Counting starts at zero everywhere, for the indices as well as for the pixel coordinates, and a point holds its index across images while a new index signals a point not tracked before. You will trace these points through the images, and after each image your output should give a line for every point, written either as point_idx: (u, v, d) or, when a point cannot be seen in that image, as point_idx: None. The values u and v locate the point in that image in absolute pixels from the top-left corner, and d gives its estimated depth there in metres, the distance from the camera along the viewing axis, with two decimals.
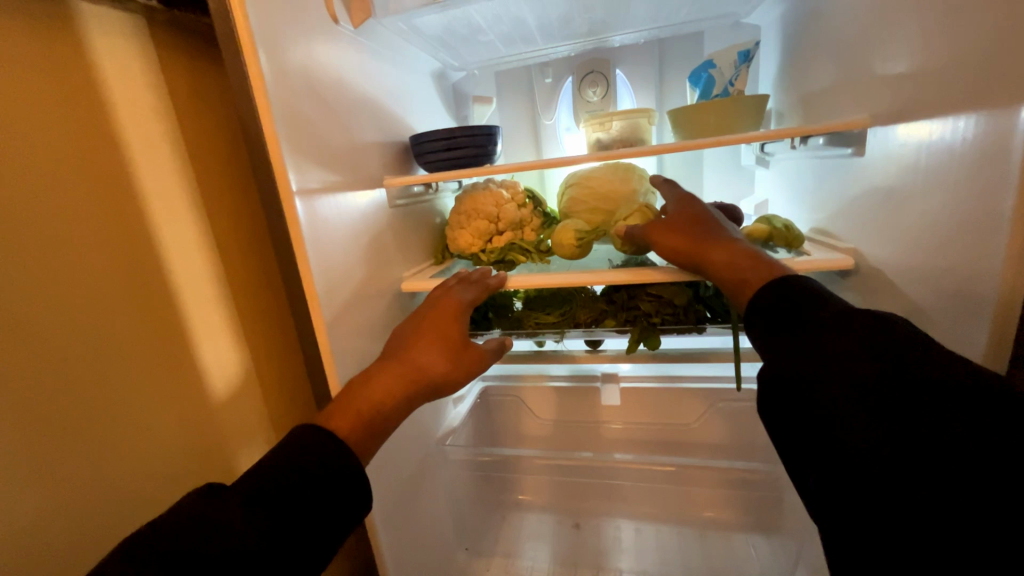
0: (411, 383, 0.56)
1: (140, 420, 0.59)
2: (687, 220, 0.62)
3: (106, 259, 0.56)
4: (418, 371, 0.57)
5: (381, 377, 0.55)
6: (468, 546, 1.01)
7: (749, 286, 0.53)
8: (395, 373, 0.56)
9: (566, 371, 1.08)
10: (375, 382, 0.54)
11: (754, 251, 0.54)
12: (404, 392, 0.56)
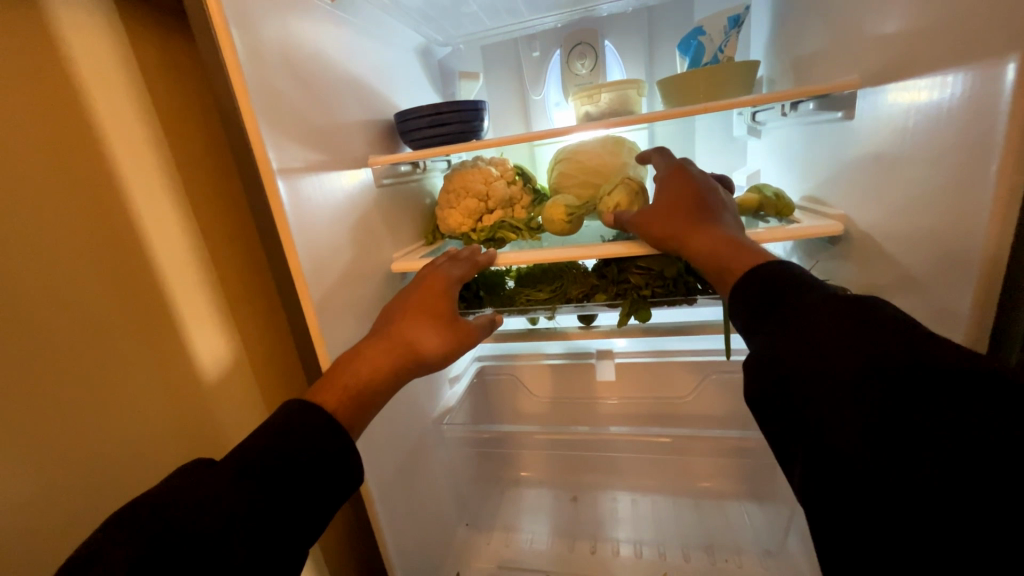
0: (399, 358, 0.56)
1: (127, 406, 0.60)
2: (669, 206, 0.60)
3: (86, 244, 0.56)
4: (406, 346, 0.57)
5: (369, 352, 0.55)
6: (469, 522, 1.04)
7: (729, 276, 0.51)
8: (383, 348, 0.56)
9: (561, 349, 1.08)
10: (362, 356, 0.55)
11: (732, 239, 0.52)
12: (391, 367, 0.55)
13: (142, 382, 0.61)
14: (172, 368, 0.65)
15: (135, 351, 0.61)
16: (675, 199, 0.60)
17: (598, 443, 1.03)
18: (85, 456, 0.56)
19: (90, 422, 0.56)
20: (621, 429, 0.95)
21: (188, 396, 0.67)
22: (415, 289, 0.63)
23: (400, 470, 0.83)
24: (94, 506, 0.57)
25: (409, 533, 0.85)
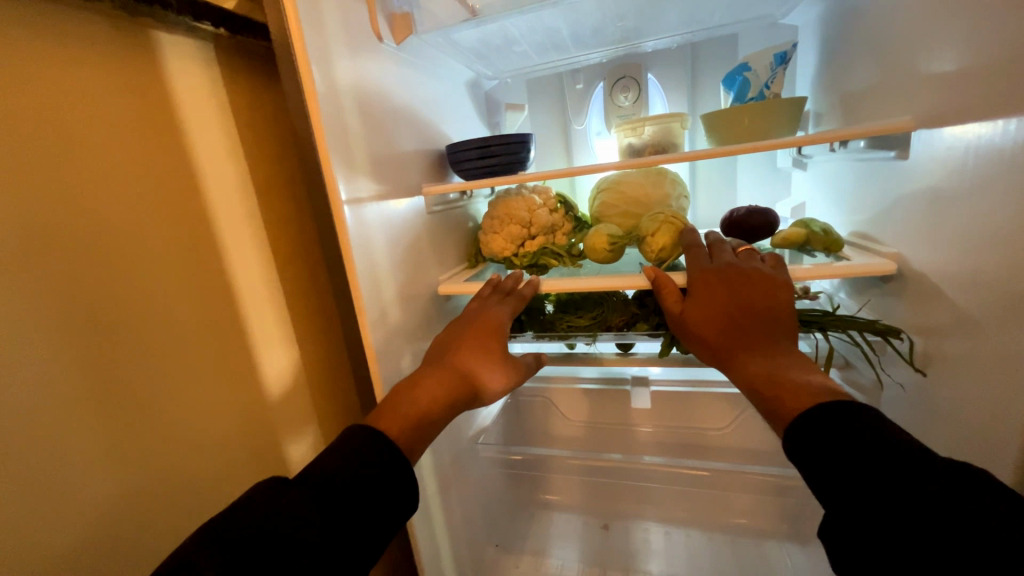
0: (455, 388, 0.61)
1: (202, 417, 0.65)
2: (706, 315, 0.58)
3: (177, 262, 0.62)
4: (460, 376, 0.62)
5: (426, 382, 0.60)
6: (498, 543, 1.04)
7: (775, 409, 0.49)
8: (439, 377, 0.60)
9: (595, 373, 1.10)
10: (421, 386, 0.59)
11: (769, 380, 0.50)
12: (449, 398, 0.60)
13: (213, 396, 0.67)
14: (239, 380, 0.70)
15: (210, 367, 0.66)
16: (712, 301, 0.58)
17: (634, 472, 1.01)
18: (167, 467, 0.60)
19: (171, 433, 0.61)
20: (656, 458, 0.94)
21: (250, 407, 0.72)
22: (466, 324, 0.67)
23: (435, 488, 0.85)
24: (173, 515, 0.61)
25: (440, 549, 0.87)
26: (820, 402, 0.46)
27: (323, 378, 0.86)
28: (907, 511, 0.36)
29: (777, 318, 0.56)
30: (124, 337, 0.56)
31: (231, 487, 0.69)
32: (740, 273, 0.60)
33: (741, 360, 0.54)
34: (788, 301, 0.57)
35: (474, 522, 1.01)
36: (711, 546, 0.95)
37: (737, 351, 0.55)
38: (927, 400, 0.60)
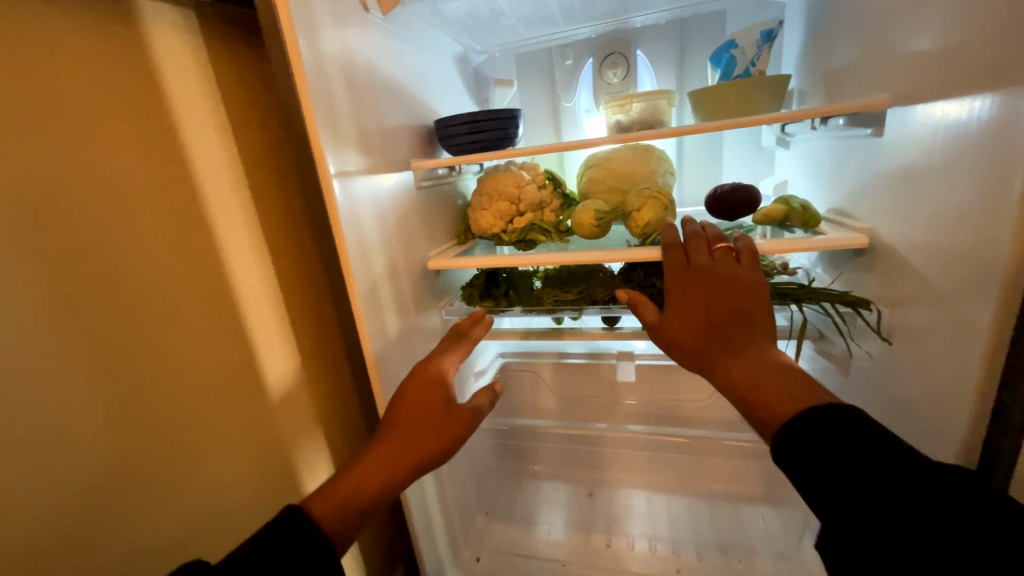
0: (394, 462, 0.60)
1: (198, 390, 0.66)
2: (684, 321, 0.58)
3: (169, 234, 0.63)
4: (398, 447, 0.60)
5: (362, 466, 0.59)
6: (488, 511, 1.07)
7: (762, 409, 0.48)
8: (375, 461, 0.59)
9: (582, 349, 1.09)
10: (355, 468, 0.58)
11: (752, 380, 0.49)
12: (392, 475, 0.59)
13: (207, 370, 0.68)
14: (233, 354, 0.72)
15: (203, 342, 0.67)
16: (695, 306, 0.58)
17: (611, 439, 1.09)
18: (165, 438, 0.62)
19: (168, 406, 0.62)
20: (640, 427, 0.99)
21: (246, 380, 0.74)
22: (421, 386, 0.65)
23: None
24: (173, 483, 0.63)
25: (433, 517, 0.90)
26: (805, 405, 0.45)
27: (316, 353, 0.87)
28: (907, 503, 0.34)
29: (752, 319, 0.55)
30: (117, 310, 0.56)
31: (227, 455, 0.71)
32: (712, 276, 0.60)
33: (722, 363, 0.53)
34: (767, 302, 0.57)
35: (467, 492, 1.02)
36: (690, 510, 1.01)
37: (715, 352, 0.54)
38: (894, 367, 0.63)
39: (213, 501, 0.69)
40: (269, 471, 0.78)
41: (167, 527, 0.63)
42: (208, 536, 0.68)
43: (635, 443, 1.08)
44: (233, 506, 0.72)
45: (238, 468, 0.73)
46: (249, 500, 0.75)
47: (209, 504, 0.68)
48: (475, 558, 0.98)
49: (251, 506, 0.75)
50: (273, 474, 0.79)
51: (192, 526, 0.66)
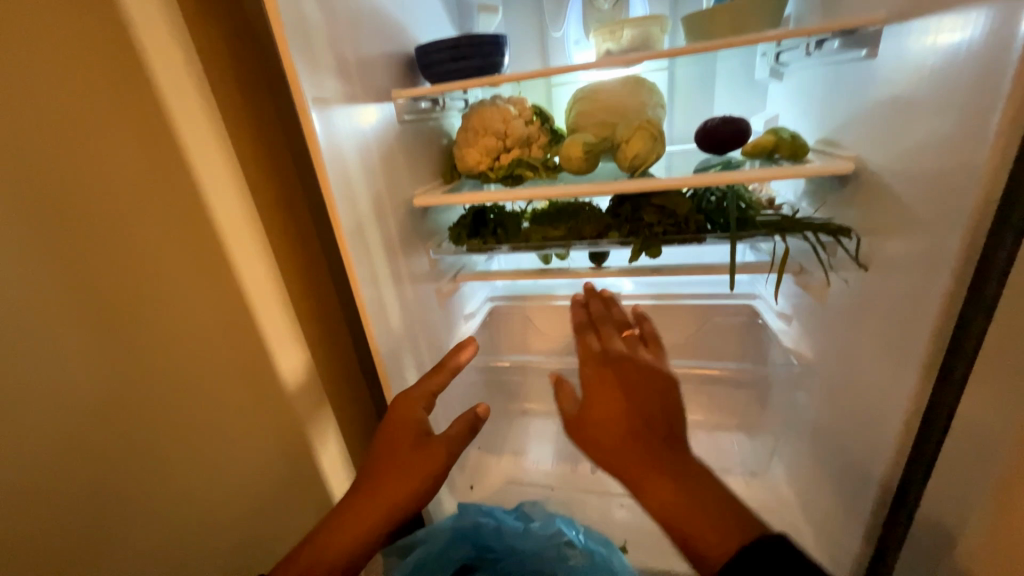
0: (363, 524, 0.59)
1: (179, 334, 0.64)
2: (603, 426, 0.52)
3: (137, 166, 0.58)
4: (366, 507, 0.60)
5: (329, 531, 0.59)
6: (480, 445, 1.11)
7: (705, 547, 0.43)
8: (341, 525, 0.59)
9: (570, 291, 1.13)
10: (325, 535, 0.59)
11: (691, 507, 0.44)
12: (356, 542, 0.58)
13: (186, 314, 0.65)
14: (216, 297, 0.68)
15: (180, 284, 0.64)
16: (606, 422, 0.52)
17: None
18: (147, 384, 0.60)
19: (146, 351, 0.60)
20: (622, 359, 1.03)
21: (233, 325, 0.71)
22: (380, 446, 0.64)
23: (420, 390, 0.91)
24: (164, 429, 0.62)
25: None
26: (751, 550, 0.41)
27: (309, 297, 0.85)
28: None
29: (676, 419, 0.51)
30: (75, 250, 0.53)
31: (222, 401, 0.70)
32: (632, 380, 0.55)
33: (647, 486, 0.47)
34: (680, 402, 0.53)
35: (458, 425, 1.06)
36: None
37: (642, 475, 0.47)
38: (865, 294, 0.65)
39: (211, 446, 0.68)
40: (269, 417, 0.77)
41: (163, 471, 0.62)
42: (210, 480, 0.68)
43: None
44: (233, 450, 0.72)
45: (233, 413, 0.72)
46: (249, 446, 0.74)
47: (206, 448, 0.67)
48: (469, 486, 1.04)
49: (253, 451, 0.74)
50: (274, 419, 0.78)
51: (191, 470, 0.65)
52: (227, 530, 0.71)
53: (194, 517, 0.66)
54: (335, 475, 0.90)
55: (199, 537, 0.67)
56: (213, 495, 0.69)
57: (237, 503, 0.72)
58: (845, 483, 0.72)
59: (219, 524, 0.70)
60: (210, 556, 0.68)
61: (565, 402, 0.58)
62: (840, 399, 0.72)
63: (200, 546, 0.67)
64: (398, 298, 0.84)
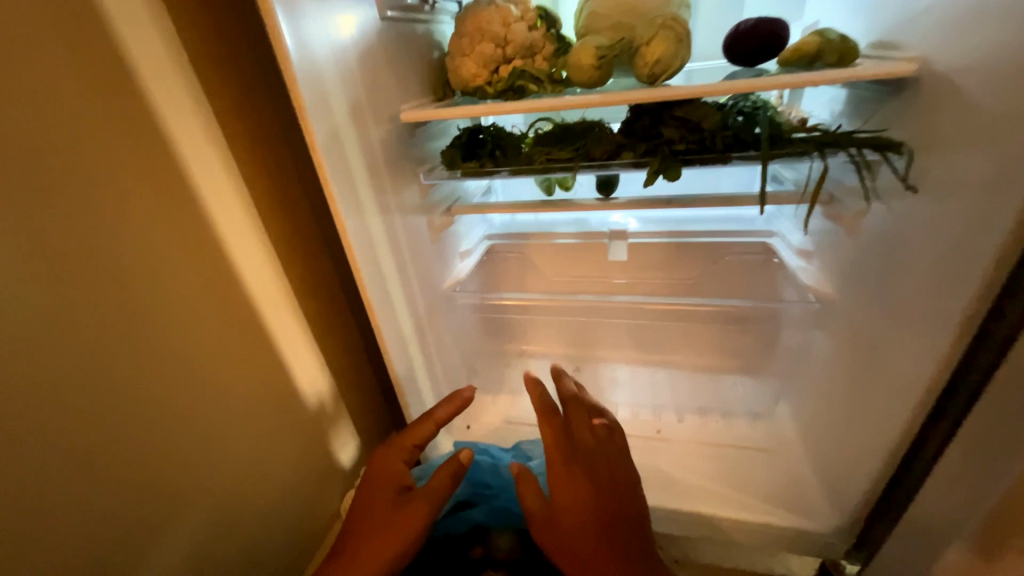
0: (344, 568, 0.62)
1: (137, 263, 0.54)
2: (573, 521, 0.58)
3: (65, 57, 0.47)
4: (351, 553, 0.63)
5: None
6: (478, 386, 1.10)
7: None
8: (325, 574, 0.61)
9: (573, 229, 1.05)
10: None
11: None
12: None
13: (142, 239, 0.55)
14: (177, 221, 0.59)
15: (130, 203, 0.54)
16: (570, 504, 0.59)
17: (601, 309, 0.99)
18: (104, 320, 0.51)
19: (98, 282, 0.51)
20: (624, 297, 0.96)
21: (200, 255, 0.62)
22: (359, 526, 0.66)
23: (415, 333, 0.87)
24: (134, 370, 0.54)
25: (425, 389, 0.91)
26: None
27: (290, 230, 0.77)
28: None
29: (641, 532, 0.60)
30: None
31: (205, 345, 0.63)
32: (601, 469, 0.62)
33: None
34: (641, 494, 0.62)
35: (455, 366, 1.02)
36: (669, 378, 1.02)
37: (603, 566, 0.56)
38: (908, 222, 0.58)
39: (193, 388, 0.61)
40: (254, 357, 0.70)
41: (140, 417, 0.55)
42: (196, 425, 0.62)
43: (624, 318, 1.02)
44: (218, 392, 0.65)
45: (214, 352, 0.64)
46: (236, 388, 0.68)
47: (186, 391, 0.60)
48: (465, 425, 1.02)
49: (240, 394, 0.68)
50: (260, 359, 0.71)
51: (173, 414, 0.59)
52: (222, 476, 0.66)
53: (183, 462, 0.60)
54: (330, 418, 0.85)
55: (190, 483, 0.61)
56: (202, 441, 0.63)
57: (230, 449, 0.67)
58: (860, 425, 0.69)
59: (212, 470, 0.64)
60: (206, 502, 0.63)
61: (526, 498, 0.60)
62: (869, 338, 0.67)
63: (193, 493, 0.62)
64: (386, 229, 0.77)
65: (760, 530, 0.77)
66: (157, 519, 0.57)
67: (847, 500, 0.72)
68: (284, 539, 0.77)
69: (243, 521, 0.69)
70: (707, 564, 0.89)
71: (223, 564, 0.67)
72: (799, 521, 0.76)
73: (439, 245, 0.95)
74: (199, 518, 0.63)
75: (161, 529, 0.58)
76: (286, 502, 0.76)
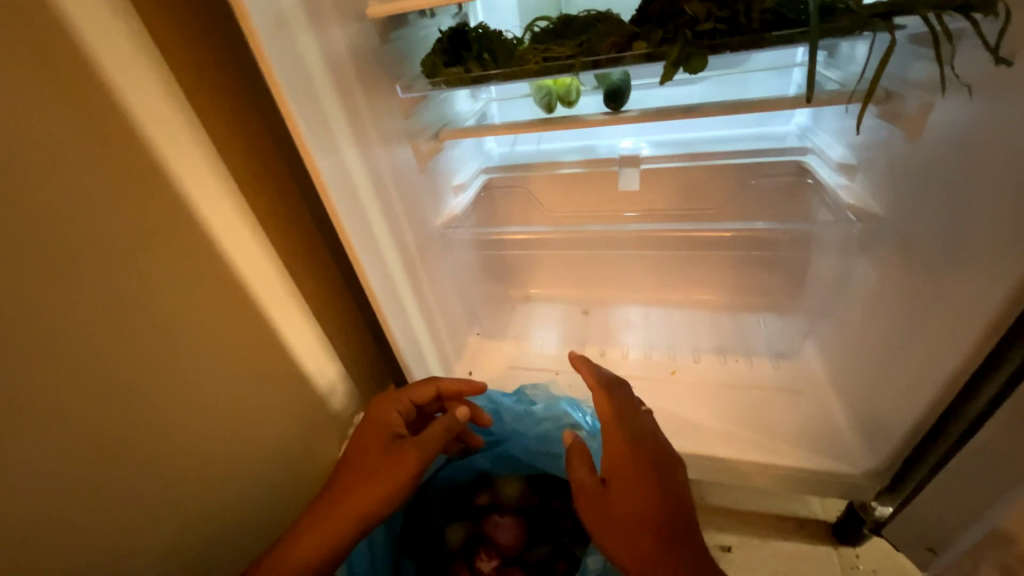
0: (339, 518, 0.59)
1: (42, 194, 0.46)
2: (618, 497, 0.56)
3: None
4: (345, 504, 0.60)
5: (304, 535, 0.58)
6: (480, 332, 1.02)
7: None
8: (315, 527, 0.58)
9: (579, 156, 0.94)
10: (297, 538, 0.57)
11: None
12: (326, 543, 0.58)
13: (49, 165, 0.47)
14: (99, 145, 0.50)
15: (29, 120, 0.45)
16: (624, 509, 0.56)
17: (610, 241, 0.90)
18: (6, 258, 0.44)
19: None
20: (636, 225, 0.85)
21: (132, 185, 0.54)
22: (347, 472, 0.64)
23: (404, 275, 0.78)
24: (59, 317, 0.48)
25: (419, 334, 0.83)
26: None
27: (256, 162, 0.68)
28: None
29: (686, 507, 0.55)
30: None
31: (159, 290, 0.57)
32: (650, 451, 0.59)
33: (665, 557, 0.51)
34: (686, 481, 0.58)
35: (455, 311, 0.95)
36: (689, 319, 0.96)
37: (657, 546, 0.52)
38: (1008, 108, 0.47)
39: (142, 339, 0.55)
40: (221, 304, 0.64)
41: (77, 369, 0.49)
42: (151, 379, 0.56)
43: (632, 257, 0.94)
44: (177, 343, 0.59)
45: (173, 297, 0.58)
46: (199, 338, 0.61)
47: (133, 342, 0.54)
48: (467, 372, 0.95)
49: (208, 344, 0.62)
50: (230, 307, 0.65)
51: (117, 366, 0.53)
52: (200, 426, 0.62)
53: (138, 418, 0.55)
54: (320, 370, 0.80)
55: (152, 441, 0.57)
56: (162, 395, 0.57)
57: (207, 398, 0.63)
58: (914, 360, 0.61)
59: (177, 426, 0.59)
60: (175, 460, 0.59)
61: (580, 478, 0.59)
62: (931, 262, 0.58)
63: (157, 449, 0.57)
64: (363, 155, 0.67)
65: (785, 474, 0.72)
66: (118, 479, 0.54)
67: (886, 441, 0.66)
68: (276, 491, 0.74)
69: (224, 477, 0.66)
70: (722, 506, 0.86)
71: (205, 521, 0.63)
72: (829, 464, 0.70)
73: (431, 176, 0.85)
74: (164, 477, 0.58)
75: (115, 492, 0.53)
76: (278, 451, 0.74)
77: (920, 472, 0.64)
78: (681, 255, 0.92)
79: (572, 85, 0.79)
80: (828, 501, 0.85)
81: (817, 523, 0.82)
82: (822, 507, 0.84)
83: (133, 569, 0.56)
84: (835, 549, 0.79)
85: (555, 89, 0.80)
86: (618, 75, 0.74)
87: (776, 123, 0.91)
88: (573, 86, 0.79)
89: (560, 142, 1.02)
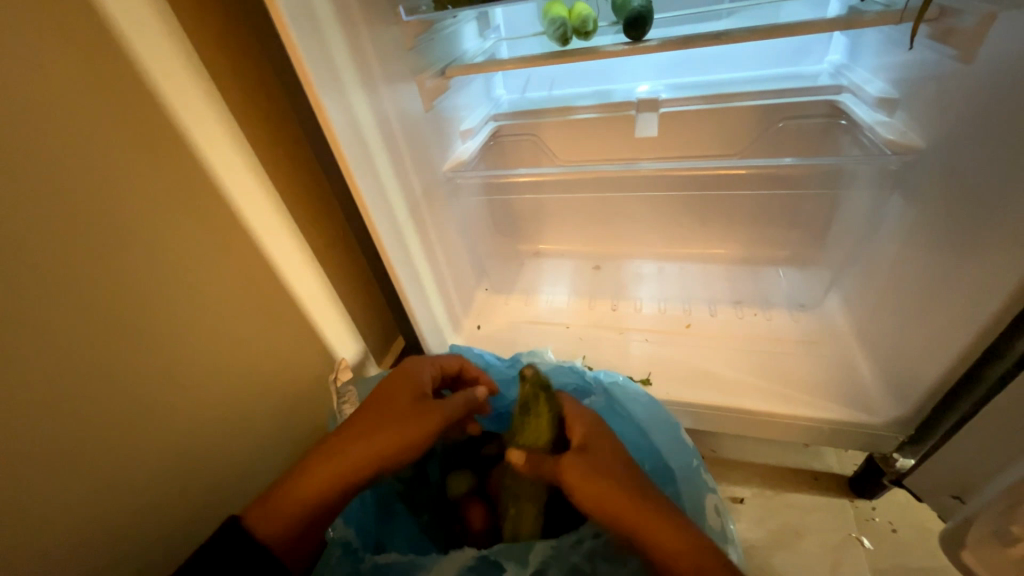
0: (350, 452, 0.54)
1: (24, 118, 0.42)
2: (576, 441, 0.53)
3: None
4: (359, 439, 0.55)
5: (319, 461, 0.53)
6: (488, 286, 0.99)
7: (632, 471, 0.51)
8: (329, 456, 0.54)
9: (593, 101, 0.89)
10: (307, 468, 0.53)
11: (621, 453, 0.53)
12: (334, 478, 0.53)
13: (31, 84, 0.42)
14: (103, 79, 0.46)
15: (11, 34, 0.40)
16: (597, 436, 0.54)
17: (621, 187, 0.83)
18: (31, 198, 0.42)
19: (35, 161, 0.42)
20: (656, 162, 0.76)
21: (134, 122, 0.50)
22: (347, 432, 0.56)
23: (410, 223, 0.73)
24: (53, 250, 0.44)
25: (426, 286, 0.79)
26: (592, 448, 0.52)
27: (258, 97, 0.63)
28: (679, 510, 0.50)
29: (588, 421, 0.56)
30: None
31: (186, 240, 0.56)
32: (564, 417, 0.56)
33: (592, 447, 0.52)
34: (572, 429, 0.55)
35: (463, 263, 0.92)
36: (704, 274, 0.93)
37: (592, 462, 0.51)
38: None
39: (166, 288, 0.54)
40: (225, 248, 0.60)
41: (105, 316, 0.49)
42: (175, 327, 0.56)
43: (647, 205, 0.90)
44: (184, 286, 0.56)
45: (198, 250, 0.57)
46: (212, 286, 0.59)
47: (159, 290, 0.54)
48: (476, 326, 0.92)
49: (212, 287, 0.59)
50: (238, 254, 0.62)
51: (121, 308, 0.50)
52: (224, 378, 0.62)
53: (169, 367, 0.56)
54: (327, 321, 0.75)
55: (181, 388, 0.57)
56: (184, 344, 0.57)
57: (233, 348, 0.63)
58: (945, 309, 0.58)
59: (198, 372, 0.59)
60: (199, 409, 0.60)
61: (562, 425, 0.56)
62: (972, 203, 0.54)
63: (183, 399, 0.58)
64: (368, 89, 0.62)
65: (805, 425, 0.70)
66: (126, 424, 0.52)
67: (912, 392, 0.63)
68: (291, 440, 0.74)
69: (244, 428, 0.66)
70: (730, 459, 0.86)
71: (225, 467, 0.64)
72: (854, 416, 0.67)
73: (436, 118, 0.80)
74: (194, 425, 0.59)
75: (140, 435, 0.53)
76: (291, 403, 0.73)
77: (942, 424, 0.62)
78: (694, 206, 0.88)
79: (588, 14, 0.74)
80: (844, 455, 0.83)
81: (831, 476, 0.81)
82: (838, 462, 0.83)
83: (175, 515, 0.58)
84: (850, 502, 0.78)
85: (569, 20, 0.75)
86: (638, 2, 0.69)
87: (806, 63, 0.85)
88: (590, 15, 0.73)
89: (572, 88, 0.96)
